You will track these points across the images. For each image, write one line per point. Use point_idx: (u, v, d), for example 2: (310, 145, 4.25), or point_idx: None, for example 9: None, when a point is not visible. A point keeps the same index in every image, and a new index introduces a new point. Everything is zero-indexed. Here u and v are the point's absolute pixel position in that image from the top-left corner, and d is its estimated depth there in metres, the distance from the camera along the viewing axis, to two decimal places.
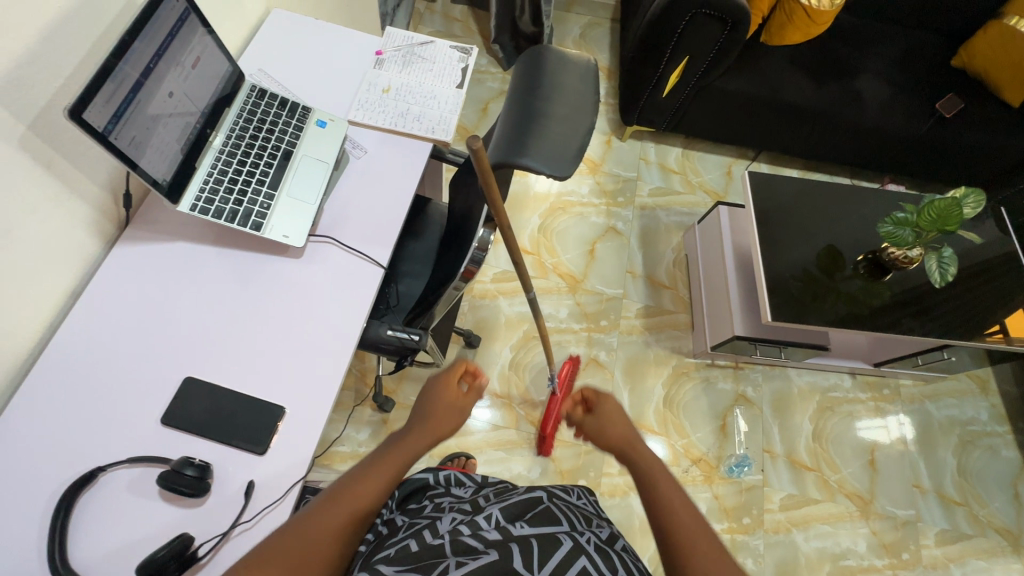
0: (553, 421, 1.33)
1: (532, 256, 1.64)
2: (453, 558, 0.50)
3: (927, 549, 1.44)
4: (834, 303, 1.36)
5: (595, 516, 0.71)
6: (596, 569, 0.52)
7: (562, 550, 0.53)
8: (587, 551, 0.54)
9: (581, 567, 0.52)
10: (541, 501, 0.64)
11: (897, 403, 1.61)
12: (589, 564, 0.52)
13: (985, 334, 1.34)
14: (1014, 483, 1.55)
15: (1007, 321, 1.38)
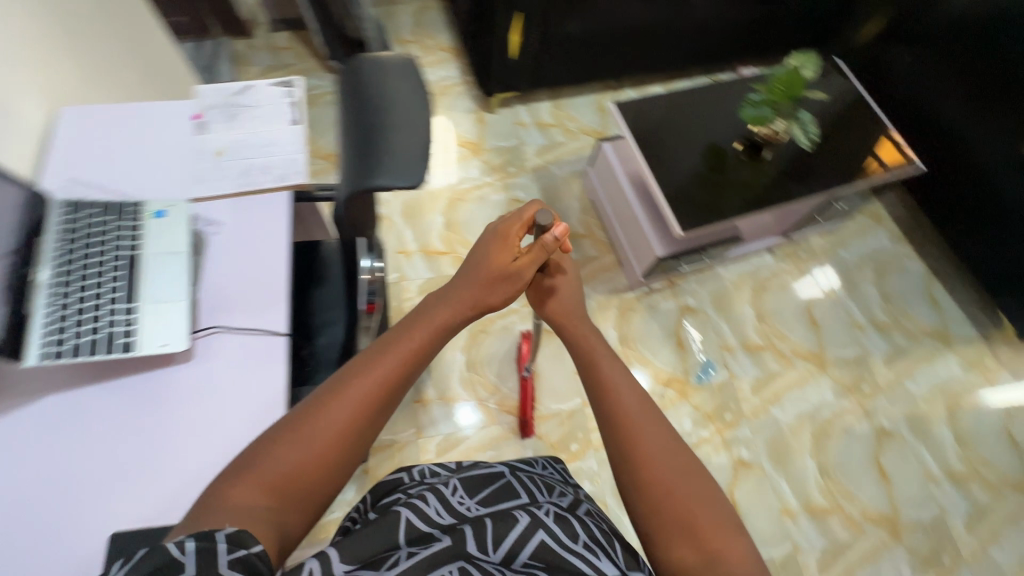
0: (531, 404, 1.38)
1: (448, 256, 1.61)
2: (405, 548, 0.55)
3: (881, 374, 1.59)
4: (730, 193, 1.44)
5: (557, 484, 0.77)
6: (554, 540, 0.57)
7: (519, 525, 0.57)
8: (546, 523, 0.58)
9: (540, 542, 0.56)
10: (503, 480, 0.71)
11: (815, 259, 1.75)
12: (547, 538, 0.57)
13: (865, 172, 1.48)
14: (927, 290, 1.74)
15: (880, 152, 1.52)
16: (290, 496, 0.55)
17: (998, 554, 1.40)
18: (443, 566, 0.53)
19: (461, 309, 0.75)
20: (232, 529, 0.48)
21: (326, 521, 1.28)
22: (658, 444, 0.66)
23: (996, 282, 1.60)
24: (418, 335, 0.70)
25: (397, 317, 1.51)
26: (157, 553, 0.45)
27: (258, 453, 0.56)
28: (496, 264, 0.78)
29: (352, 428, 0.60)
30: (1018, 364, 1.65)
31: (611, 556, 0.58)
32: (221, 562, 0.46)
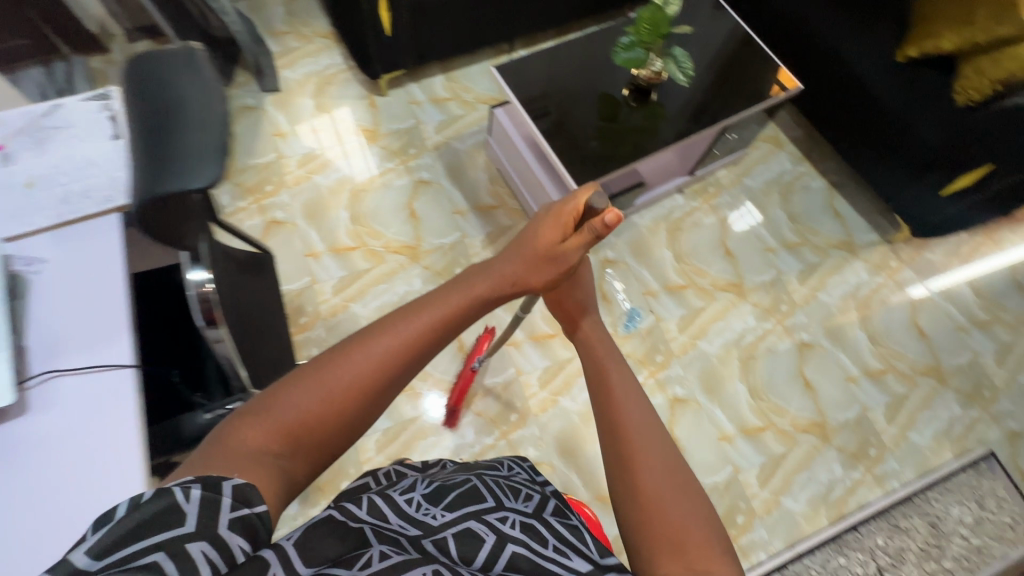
0: (458, 395, 1.36)
1: (359, 250, 1.56)
2: (378, 546, 0.49)
3: (796, 291, 1.66)
4: (624, 142, 1.44)
5: (526, 482, 0.68)
6: (526, 550, 0.53)
7: (485, 544, 0.52)
8: (513, 535, 0.54)
9: (512, 552, 0.52)
10: (468, 484, 0.61)
11: (724, 192, 1.79)
12: (519, 549, 0.52)
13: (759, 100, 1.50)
14: (830, 204, 1.81)
15: (781, 78, 1.53)
16: (298, 445, 0.55)
17: (917, 436, 1.51)
18: (417, 568, 0.47)
19: (501, 283, 0.71)
20: (239, 483, 0.49)
21: None
22: (661, 464, 0.57)
23: (887, 188, 1.66)
24: (455, 297, 0.66)
25: (315, 321, 1.46)
26: (168, 495, 0.46)
27: (270, 398, 0.55)
28: (543, 241, 0.74)
29: (366, 387, 0.57)
30: (917, 260, 1.75)
31: (585, 552, 0.54)
32: (222, 517, 0.47)
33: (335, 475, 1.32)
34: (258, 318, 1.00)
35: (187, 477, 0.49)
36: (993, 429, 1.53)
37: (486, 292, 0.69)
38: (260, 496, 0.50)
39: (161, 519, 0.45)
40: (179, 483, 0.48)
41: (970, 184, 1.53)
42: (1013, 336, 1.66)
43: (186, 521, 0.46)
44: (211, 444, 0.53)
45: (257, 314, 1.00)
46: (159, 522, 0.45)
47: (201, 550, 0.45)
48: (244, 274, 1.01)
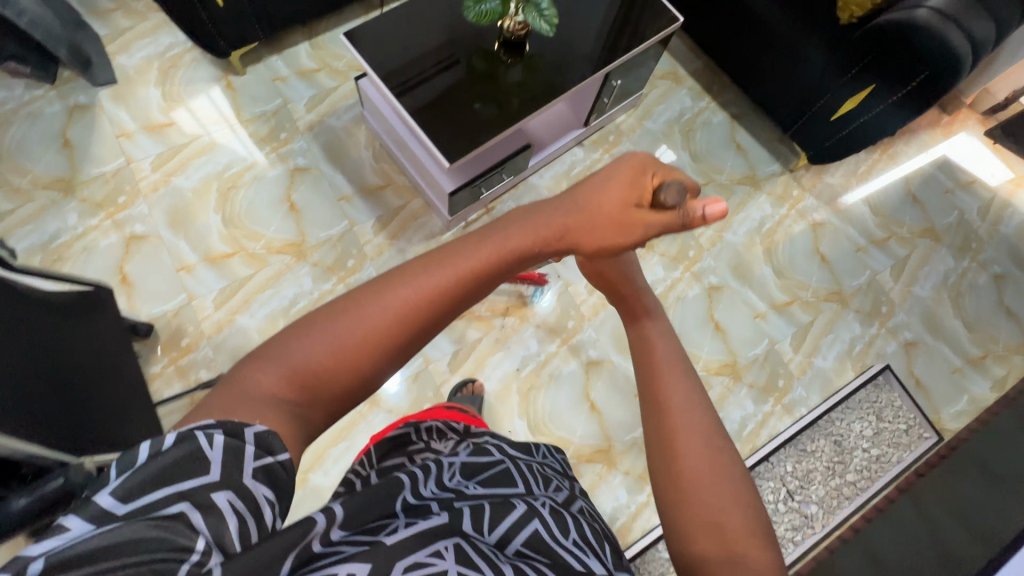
0: None
1: (237, 255, 1.43)
2: (403, 518, 0.45)
3: (703, 234, 1.65)
4: (501, 103, 1.33)
5: (555, 478, 0.75)
6: (550, 532, 0.51)
7: (516, 511, 0.51)
8: (540, 513, 0.53)
9: (533, 530, 0.50)
10: (501, 466, 0.66)
11: (624, 139, 1.72)
12: (542, 528, 0.51)
13: (643, 38, 1.38)
14: (732, 138, 1.77)
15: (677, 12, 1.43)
16: (314, 393, 0.52)
17: (822, 361, 1.56)
18: (439, 543, 0.42)
19: (545, 231, 0.65)
20: (261, 431, 0.45)
21: None
22: (699, 437, 0.56)
23: (784, 117, 1.63)
24: (485, 248, 0.60)
25: (199, 341, 1.35)
26: (194, 439, 0.42)
27: (286, 341, 0.52)
28: (603, 201, 0.66)
29: (386, 340, 0.54)
30: (818, 185, 1.76)
31: (600, 557, 0.53)
32: (245, 467, 0.43)
33: None
34: (89, 362, 0.89)
35: (207, 418, 0.45)
36: (890, 342, 1.61)
37: (523, 245, 0.63)
38: (283, 445, 0.46)
39: (186, 466, 0.41)
40: (200, 427, 0.43)
41: (854, 107, 1.48)
42: (908, 250, 1.72)
43: (211, 470, 0.42)
44: (224, 383, 0.50)
45: (85, 359, 0.88)
46: (180, 471, 0.40)
47: (226, 501, 0.41)
48: (67, 319, 0.89)
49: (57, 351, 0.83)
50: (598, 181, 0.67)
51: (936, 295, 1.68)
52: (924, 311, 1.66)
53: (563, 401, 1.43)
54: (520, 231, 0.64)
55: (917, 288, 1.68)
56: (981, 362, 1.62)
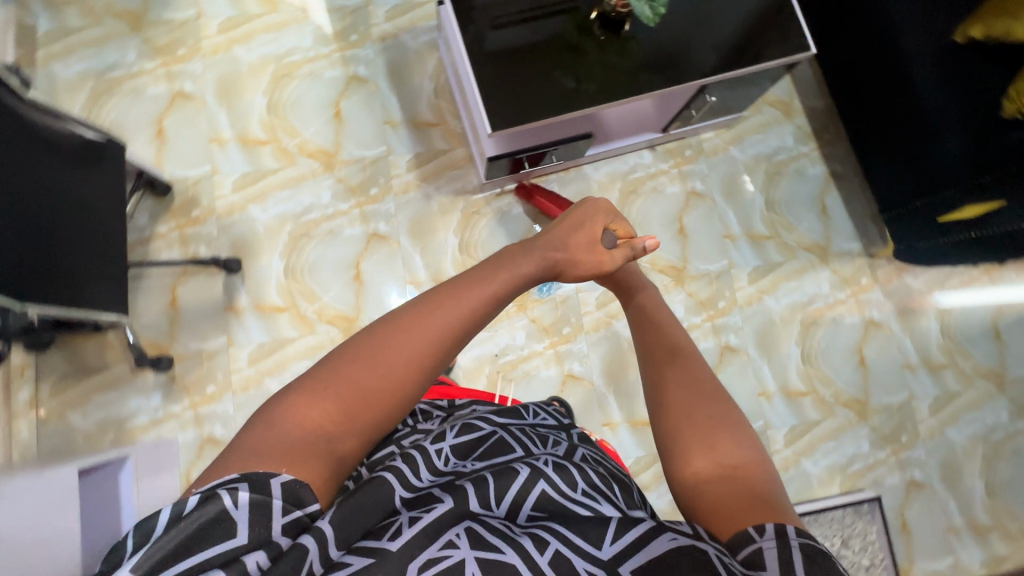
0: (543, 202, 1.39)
1: (270, 145, 1.41)
2: (406, 513, 0.51)
3: (741, 290, 1.51)
4: (578, 80, 1.19)
5: (550, 433, 0.78)
6: (555, 487, 0.56)
7: (520, 477, 0.56)
8: (545, 472, 0.57)
9: (540, 493, 0.55)
10: (493, 436, 0.69)
11: (701, 159, 1.55)
12: (548, 487, 0.56)
13: (755, 60, 1.20)
14: (820, 198, 1.57)
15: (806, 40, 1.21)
16: (357, 421, 0.54)
17: (810, 465, 1.44)
18: (452, 530, 0.50)
19: (545, 257, 0.72)
20: (287, 482, 0.49)
21: (130, 425, 1.27)
22: (689, 381, 0.67)
23: (885, 197, 1.43)
24: (498, 277, 0.66)
25: (207, 216, 1.36)
26: (218, 501, 0.46)
27: (325, 375, 0.55)
28: (580, 234, 0.77)
29: (425, 365, 0.58)
30: (893, 282, 1.55)
31: (613, 501, 0.58)
32: (274, 523, 0.47)
33: (201, 376, 1.31)
34: (64, 215, 0.88)
35: (230, 473, 0.48)
36: (894, 474, 1.46)
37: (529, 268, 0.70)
38: (312, 495, 0.50)
39: (213, 532, 0.46)
40: (223, 485, 0.47)
41: (976, 217, 1.26)
42: (961, 387, 1.52)
43: (238, 533, 0.46)
44: (260, 430, 0.52)
45: (61, 211, 0.88)
46: (212, 533, 0.46)
47: (255, 561, 0.46)
48: (43, 156, 0.87)
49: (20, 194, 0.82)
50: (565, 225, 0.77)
51: (970, 445, 1.49)
52: (947, 456, 1.48)
53: (527, 401, 1.39)
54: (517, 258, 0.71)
55: (951, 430, 1.49)
56: (984, 531, 1.45)
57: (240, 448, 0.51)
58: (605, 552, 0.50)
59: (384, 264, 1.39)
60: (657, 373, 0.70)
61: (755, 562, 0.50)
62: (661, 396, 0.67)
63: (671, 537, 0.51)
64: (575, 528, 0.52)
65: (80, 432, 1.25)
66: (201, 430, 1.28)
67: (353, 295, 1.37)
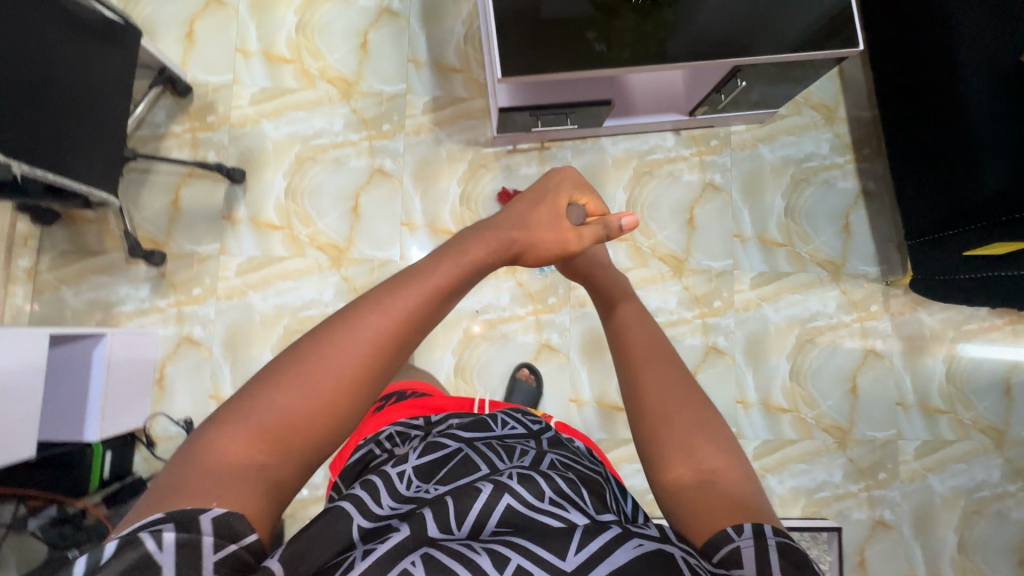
0: None
1: (293, 64, 1.41)
2: (362, 547, 0.46)
3: (740, 293, 1.45)
4: (609, 46, 1.14)
5: (520, 441, 0.70)
6: (523, 500, 0.50)
7: (482, 495, 0.50)
8: (509, 485, 0.52)
9: (504, 508, 0.50)
10: (459, 453, 0.63)
11: (725, 151, 1.49)
12: (514, 499, 0.50)
13: (795, 44, 1.13)
14: (845, 214, 1.48)
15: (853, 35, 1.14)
16: (287, 446, 0.47)
17: (775, 482, 1.40)
18: (406, 557, 0.43)
19: (501, 247, 0.62)
20: (220, 515, 0.41)
21: (119, 311, 1.33)
22: (674, 383, 0.58)
23: (915, 222, 1.34)
24: (447, 266, 0.57)
25: (222, 124, 1.39)
26: (139, 545, 0.39)
27: (244, 400, 0.47)
28: (540, 211, 0.66)
29: (367, 373, 0.50)
30: (905, 315, 1.46)
31: (582, 506, 0.52)
32: (205, 561, 0.39)
33: (191, 278, 1.35)
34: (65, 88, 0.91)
35: (152, 514, 0.41)
36: (862, 509, 1.40)
37: (484, 253, 0.60)
38: (249, 524, 0.42)
39: None
40: (145, 527, 0.40)
41: (1003, 255, 1.17)
42: (956, 436, 1.43)
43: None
44: (181, 464, 0.44)
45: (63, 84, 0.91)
46: None
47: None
48: (53, 29, 0.90)
49: (28, 53, 0.86)
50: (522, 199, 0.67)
51: (951, 497, 1.41)
52: (923, 504, 1.41)
53: (499, 362, 1.39)
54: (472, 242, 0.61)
55: (934, 478, 1.42)
56: None
57: (159, 486, 0.43)
58: (570, 562, 0.43)
59: (383, 202, 1.39)
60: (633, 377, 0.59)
61: (732, 561, 0.44)
62: (637, 398, 0.58)
63: (637, 543, 0.45)
64: (540, 540, 0.45)
65: (71, 307, 1.31)
66: (181, 327, 1.34)
67: (348, 227, 1.38)
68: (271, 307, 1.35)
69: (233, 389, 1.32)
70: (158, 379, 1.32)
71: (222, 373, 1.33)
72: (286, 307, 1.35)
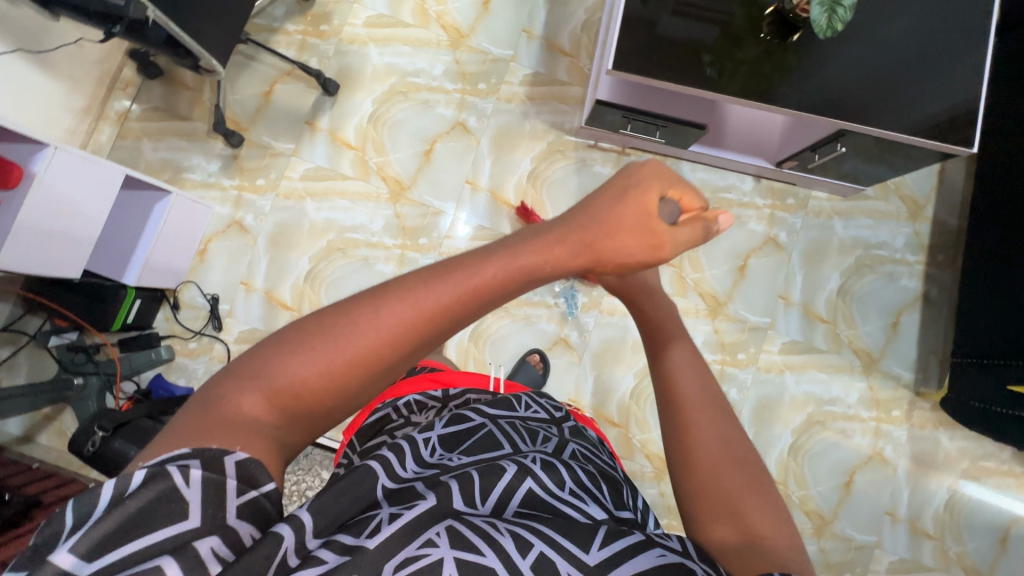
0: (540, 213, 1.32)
1: (414, 1, 1.45)
2: (388, 508, 0.46)
3: (767, 353, 1.43)
4: (720, 73, 1.13)
5: (541, 425, 0.72)
6: (543, 488, 0.53)
7: (506, 477, 0.52)
8: (533, 471, 0.54)
9: (527, 490, 0.52)
10: (482, 429, 0.64)
11: (799, 214, 1.47)
12: (535, 485, 0.53)
13: (910, 127, 1.10)
14: (898, 312, 1.45)
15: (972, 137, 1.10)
16: (293, 412, 0.47)
17: None
18: (430, 529, 0.45)
19: (555, 262, 0.55)
20: (242, 460, 0.43)
21: (185, 178, 1.39)
22: (718, 442, 0.60)
23: (968, 341, 1.30)
24: (488, 264, 0.52)
25: (332, 36, 1.43)
26: (168, 478, 0.40)
27: (260, 360, 0.47)
28: (622, 212, 0.56)
29: (384, 360, 0.49)
30: (925, 431, 1.42)
31: (599, 503, 0.55)
32: (228, 505, 0.41)
33: (259, 168, 1.40)
34: None
35: (179, 449, 0.42)
36: None
37: (535, 259, 0.54)
38: (268, 474, 0.44)
39: (159, 510, 0.39)
40: (173, 461, 0.41)
41: None
42: (936, 565, 1.39)
43: (190, 515, 0.40)
44: (193, 408, 0.45)
45: None
46: (160, 514, 0.39)
47: (209, 548, 0.40)
48: None
49: None
50: (599, 195, 0.57)
51: None
52: None
53: (515, 341, 1.40)
54: (522, 246, 0.54)
55: None
56: None
57: (172, 425, 0.44)
58: (592, 557, 0.45)
59: (456, 156, 1.41)
60: (676, 435, 0.62)
61: None
62: (686, 461, 0.60)
63: (660, 552, 0.47)
64: (564, 531, 0.47)
65: (145, 160, 1.38)
66: (235, 211, 1.39)
67: (416, 168, 1.41)
68: (320, 219, 1.39)
69: (264, 282, 1.37)
70: (200, 250, 1.38)
71: (258, 264, 1.38)
72: (335, 223, 1.39)
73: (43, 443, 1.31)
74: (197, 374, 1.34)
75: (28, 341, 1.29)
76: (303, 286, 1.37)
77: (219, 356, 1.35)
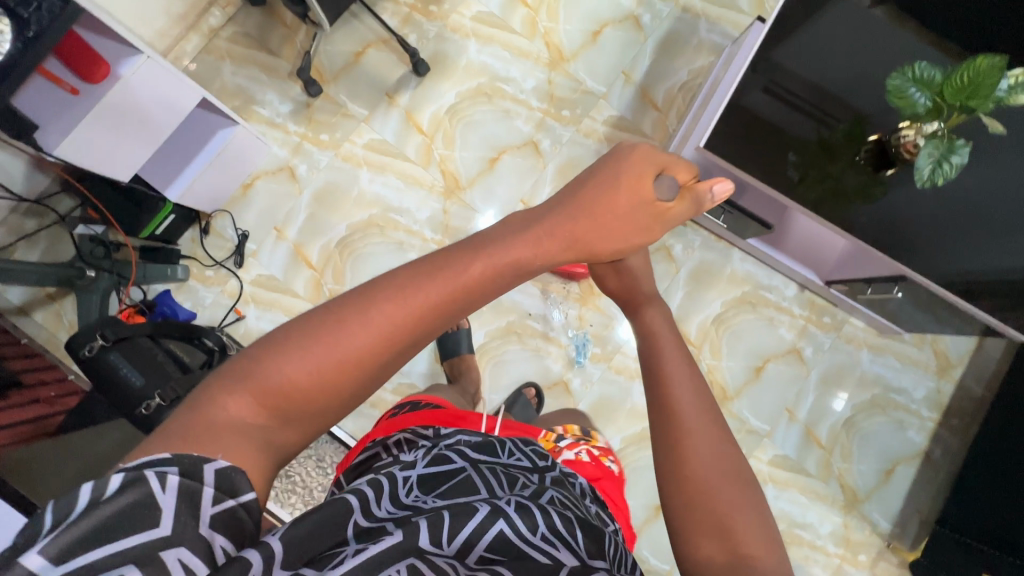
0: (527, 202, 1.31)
1: (527, 11, 1.43)
2: (355, 544, 0.43)
3: (755, 460, 1.41)
4: (802, 180, 1.12)
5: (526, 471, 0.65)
6: (517, 533, 0.47)
7: (478, 516, 0.47)
8: (507, 511, 0.48)
9: (497, 533, 0.46)
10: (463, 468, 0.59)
11: (831, 335, 1.45)
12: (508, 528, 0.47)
13: (972, 296, 1.08)
14: (894, 461, 1.43)
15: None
16: (286, 411, 0.46)
17: None
18: (391, 567, 0.41)
19: (549, 255, 0.53)
20: (223, 469, 0.42)
21: (255, 110, 1.38)
22: (707, 438, 0.54)
23: (956, 514, 1.28)
24: (477, 257, 0.50)
25: (438, 19, 1.43)
26: (145, 483, 0.38)
27: (249, 361, 0.46)
28: (612, 198, 0.55)
29: (375, 356, 0.47)
30: None
31: (574, 548, 0.48)
32: (203, 512, 0.40)
33: (327, 123, 1.39)
34: None
35: (157, 453, 0.40)
36: None
37: (525, 252, 0.52)
38: (248, 484, 0.43)
39: (131, 518, 0.37)
40: (150, 466, 0.39)
41: None
42: None
43: (162, 522, 0.38)
44: (180, 413, 0.44)
45: None
46: (131, 520, 0.37)
47: (177, 558, 0.38)
48: None
49: None
50: (586, 180, 0.56)
51: None
52: None
53: (516, 369, 1.39)
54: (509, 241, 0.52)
55: None
56: None
57: (158, 430, 0.43)
58: None
59: (519, 172, 1.40)
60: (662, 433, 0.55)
61: None
62: (674, 464, 0.53)
63: None
64: None
65: (222, 81, 1.38)
66: (292, 156, 1.38)
67: (476, 172, 1.40)
68: (369, 191, 1.38)
69: (296, 235, 1.36)
70: (246, 184, 1.37)
71: (296, 215, 1.37)
72: (382, 199, 1.38)
73: (37, 320, 1.30)
74: (204, 303, 1.34)
75: (55, 220, 1.29)
76: (333, 250, 1.36)
77: (231, 292, 1.35)
